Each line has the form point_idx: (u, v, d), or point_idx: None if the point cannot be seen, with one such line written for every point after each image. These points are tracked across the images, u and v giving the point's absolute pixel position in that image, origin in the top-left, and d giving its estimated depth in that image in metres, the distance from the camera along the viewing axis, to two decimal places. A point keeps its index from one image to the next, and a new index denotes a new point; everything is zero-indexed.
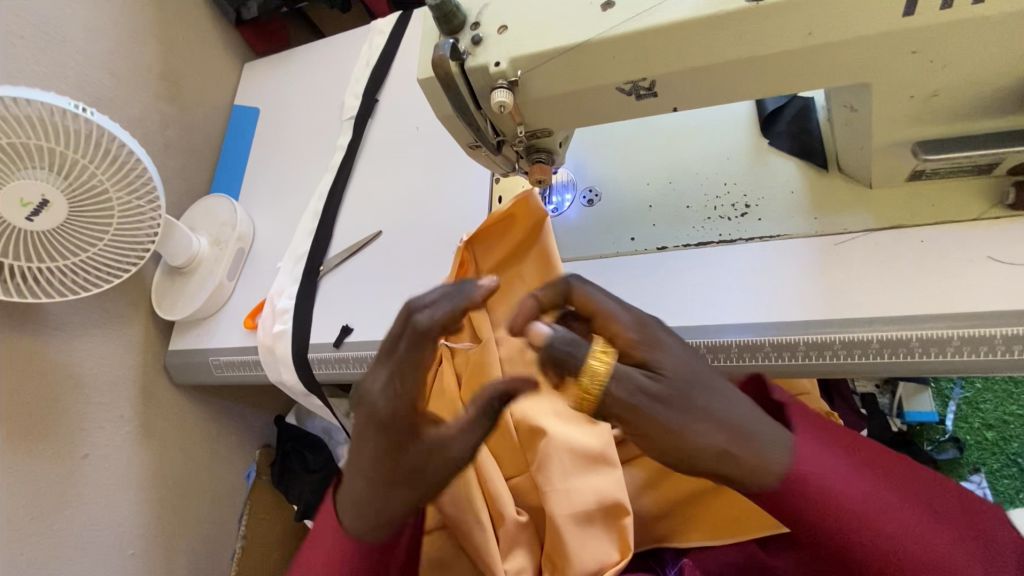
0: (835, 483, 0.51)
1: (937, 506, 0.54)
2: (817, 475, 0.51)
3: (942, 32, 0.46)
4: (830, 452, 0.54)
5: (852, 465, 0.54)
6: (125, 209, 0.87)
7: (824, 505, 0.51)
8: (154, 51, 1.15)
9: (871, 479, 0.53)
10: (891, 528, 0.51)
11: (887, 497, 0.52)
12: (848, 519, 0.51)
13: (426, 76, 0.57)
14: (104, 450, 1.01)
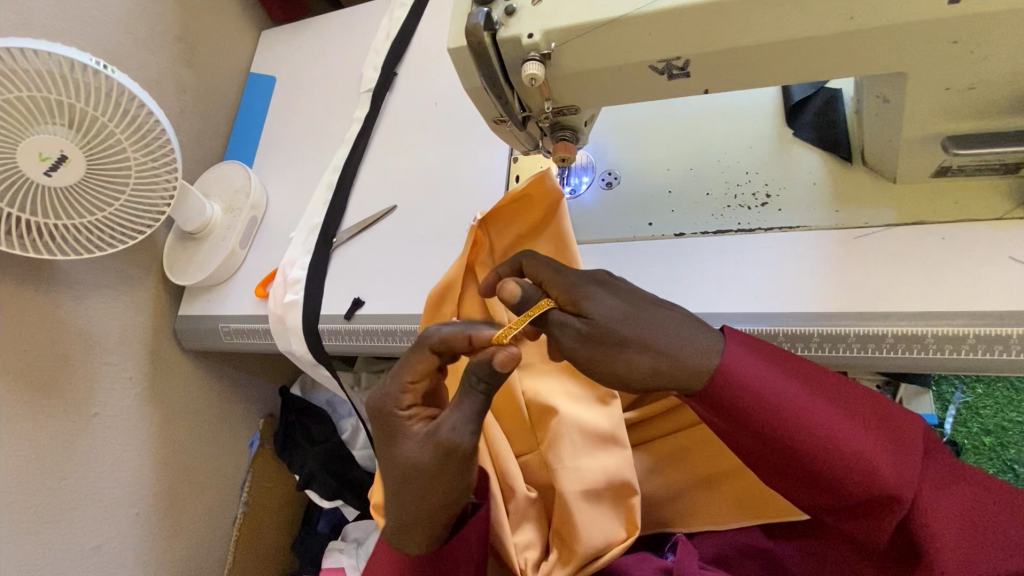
0: (751, 377, 0.51)
1: (863, 411, 0.53)
2: (737, 372, 0.51)
3: (990, 23, 0.45)
4: (760, 362, 0.53)
5: (773, 371, 0.53)
6: (142, 171, 0.87)
7: (743, 397, 0.51)
8: (172, 13, 1.14)
9: (789, 382, 0.53)
10: (800, 422, 0.51)
11: (804, 398, 0.52)
12: (757, 411, 0.51)
13: (457, 45, 0.57)
14: (113, 410, 1.02)
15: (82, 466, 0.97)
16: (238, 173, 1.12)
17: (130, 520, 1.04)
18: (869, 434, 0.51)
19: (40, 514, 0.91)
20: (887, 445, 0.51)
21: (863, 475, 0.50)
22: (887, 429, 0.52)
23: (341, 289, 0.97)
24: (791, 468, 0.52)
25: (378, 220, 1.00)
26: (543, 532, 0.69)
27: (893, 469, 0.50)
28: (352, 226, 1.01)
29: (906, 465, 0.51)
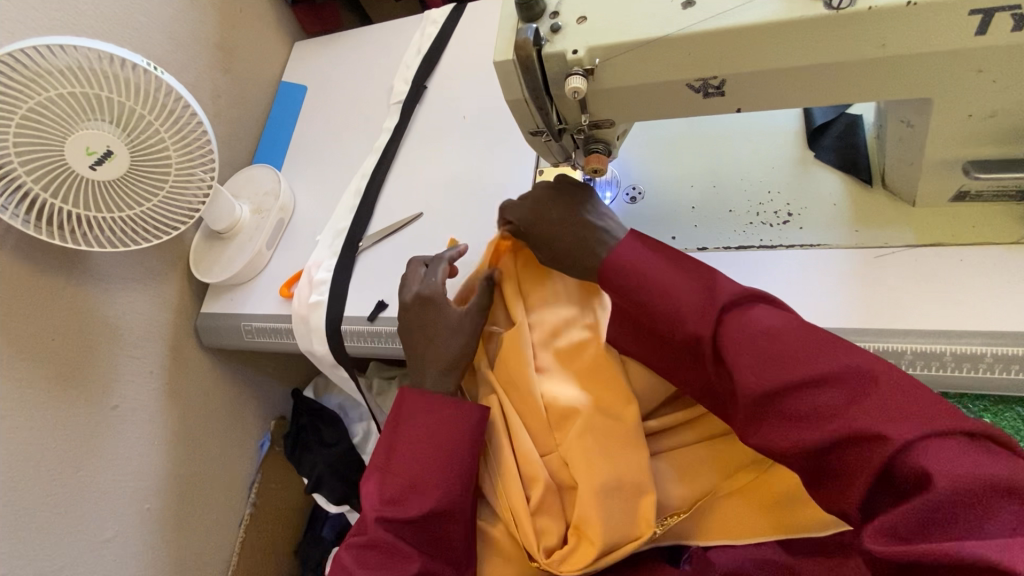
0: (637, 265, 0.65)
1: (799, 347, 0.54)
2: (622, 262, 0.66)
3: (1011, 54, 0.48)
4: (672, 266, 0.64)
5: (675, 273, 0.63)
6: (181, 167, 0.90)
7: (625, 279, 0.65)
8: (213, 22, 1.18)
9: (679, 279, 0.63)
10: (675, 312, 0.61)
11: (704, 308, 0.59)
12: (631, 285, 0.65)
13: (503, 58, 0.60)
14: (133, 404, 1.03)
15: (97, 458, 0.98)
16: (264, 174, 1.15)
17: (141, 515, 1.04)
18: (775, 362, 0.53)
19: (55, 503, 0.92)
20: (787, 378, 0.52)
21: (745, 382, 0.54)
22: (815, 367, 0.52)
23: (364, 291, 0.99)
24: (652, 336, 0.65)
25: (403, 225, 1.02)
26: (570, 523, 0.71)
27: (762, 382, 0.53)
28: (377, 231, 1.04)
29: (808, 400, 0.51)
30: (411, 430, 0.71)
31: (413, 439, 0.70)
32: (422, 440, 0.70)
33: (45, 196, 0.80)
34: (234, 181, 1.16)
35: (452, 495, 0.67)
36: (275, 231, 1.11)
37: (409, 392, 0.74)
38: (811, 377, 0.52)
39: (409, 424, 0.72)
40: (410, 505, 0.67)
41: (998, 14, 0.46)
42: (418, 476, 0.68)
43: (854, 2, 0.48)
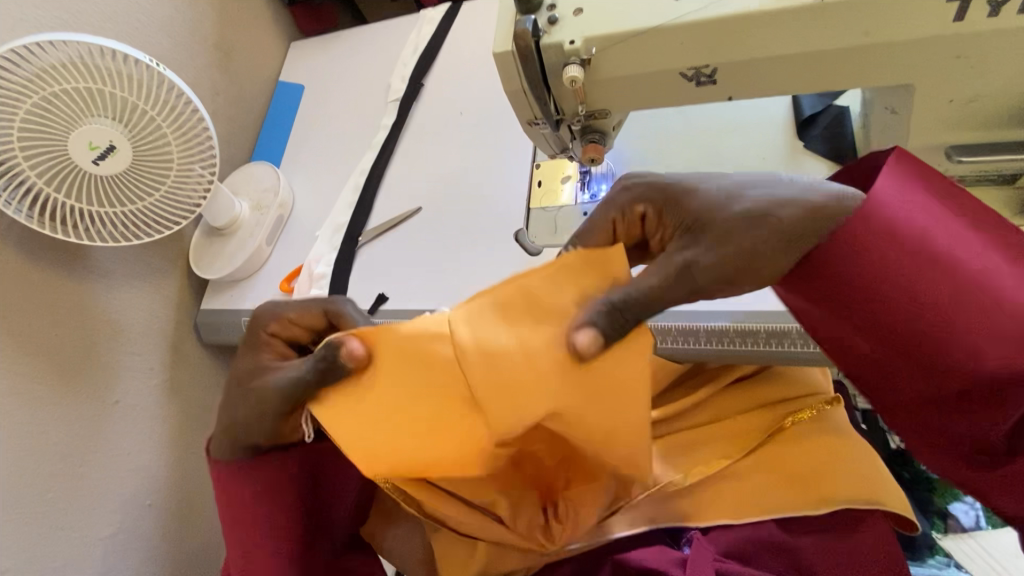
0: (916, 216, 0.47)
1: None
2: (883, 207, 0.47)
3: (988, 38, 0.50)
4: (978, 249, 0.47)
5: (969, 243, 0.47)
6: (182, 164, 0.91)
7: (887, 227, 0.47)
8: (211, 22, 1.19)
9: (973, 251, 0.47)
10: (966, 289, 0.45)
11: (1012, 296, 0.45)
12: (915, 254, 0.46)
13: (502, 49, 0.61)
14: (134, 399, 1.04)
15: (97, 453, 0.98)
16: (262, 171, 1.16)
17: (142, 510, 1.04)
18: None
19: (57, 497, 0.92)
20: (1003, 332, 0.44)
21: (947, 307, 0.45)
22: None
23: (364, 284, 1.01)
24: (876, 304, 0.47)
25: (402, 220, 1.04)
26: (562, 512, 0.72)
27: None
28: (378, 224, 1.06)
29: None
30: (236, 494, 0.57)
31: (226, 508, 0.58)
32: (245, 502, 0.57)
33: (47, 190, 0.81)
34: (234, 179, 1.18)
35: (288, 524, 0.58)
36: (277, 220, 1.12)
37: (218, 471, 0.57)
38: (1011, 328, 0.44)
39: (231, 494, 0.57)
40: (257, 559, 0.58)
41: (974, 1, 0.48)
42: (237, 520, 0.58)
43: None
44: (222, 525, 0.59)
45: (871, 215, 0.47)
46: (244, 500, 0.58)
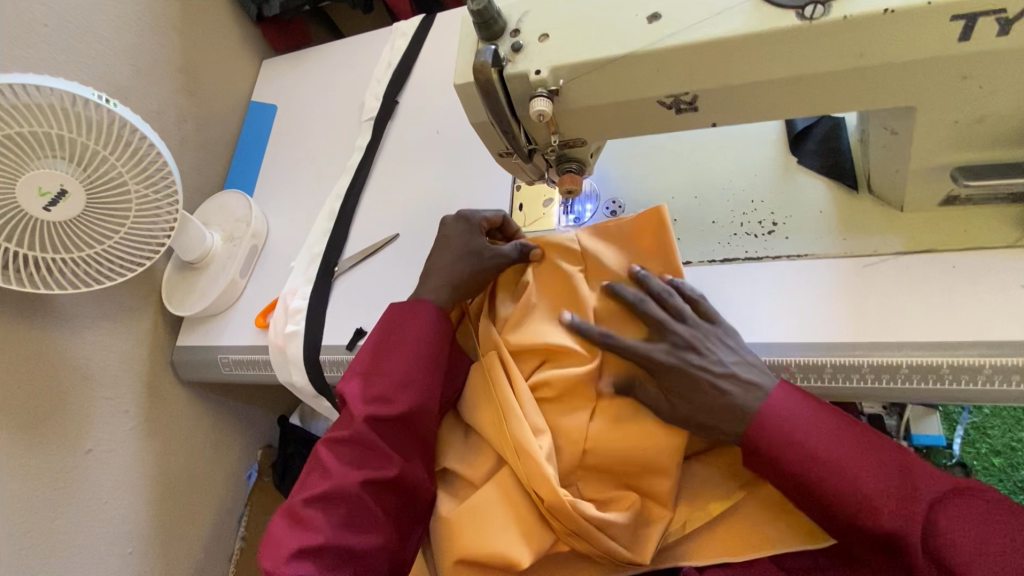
0: (789, 406, 0.61)
1: (988, 539, 0.52)
2: (769, 424, 0.60)
3: (1000, 59, 0.45)
4: (876, 454, 0.57)
5: (864, 451, 0.58)
6: (143, 205, 0.86)
7: (771, 443, 0.60)
8: (174, 44, 1.14)
9: (866, 459, 0.57)
10: (857, 497, 0.56)
11: (895, 501, 0.55)
12: (809, 468, 0.58)
13: (464, 80, 0.57)
14: (108, 446, 1.00)
15: (73, 506, 0.94)
16: (234, 200, 1.12)
17: (125, 560, 1.01)
18: (984, 560, 0.51)
19: (32, 556, 0.88)
20: (912, 509, 0.54)
21: (847, 490, 0.56)
22: (979, 564, 0.51)
23: (342, 317, 0.96)
24: (807, 494, 0.59)
25: (379, 247, 0.99)
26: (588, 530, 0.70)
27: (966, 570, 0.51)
28: (354, 253, 1.00)
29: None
30: (408, 340, 0.70)
31: (372, 357, 0.71)
32: (410, 347, 0.70)
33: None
34: (205, 208, 1.13)
35: (433, 394, 0.69)
36: (251, 250, 1.08)
37: (416, 307, 0.72)
38: (919, 505, 0.54)
39: (406, 339, 0.70)
40: (398, 402, 0.67)
41: (982, 19, 0.43)
42: (408, 375, 0.68)
43: (828, 12, 0.45)
44: (359, 361, 0.71)
45: (757, 434, 0.61)
46: (399, 353, 0.70)
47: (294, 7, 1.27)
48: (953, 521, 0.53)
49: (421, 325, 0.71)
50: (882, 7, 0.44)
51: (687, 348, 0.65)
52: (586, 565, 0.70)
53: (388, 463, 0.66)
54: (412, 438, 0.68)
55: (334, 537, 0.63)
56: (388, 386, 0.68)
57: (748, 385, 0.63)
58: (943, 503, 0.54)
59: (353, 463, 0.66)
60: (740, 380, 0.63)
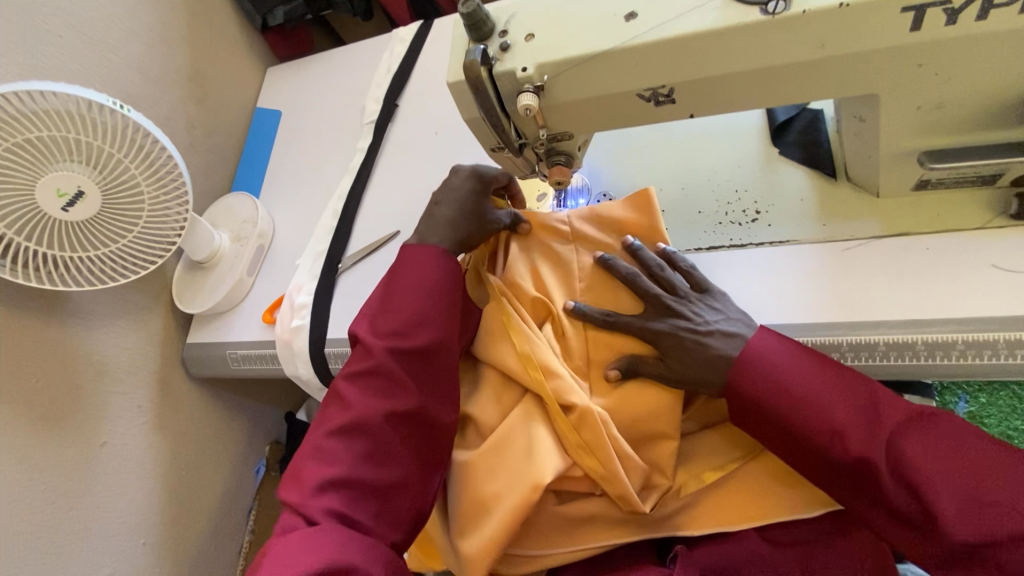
0: (763, 352, 0.66)
1: (954, 460, 0.56)
2: (743, 368, 0.66)
3: (950, 47, 0.48)
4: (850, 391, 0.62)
5: (834, 388, 0.62)
6: (154, 206, 0.91)
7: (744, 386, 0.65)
8: (183, 54, 1.19)
9: (835, 394, 0.62)
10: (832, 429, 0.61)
11: (863, 431, 0.60)
12: (785, 405, 0.63)
13: (456, 79, 0.61)
14: (122, 439, 1.04)
15: (89, 495, 0.98)
16: (240, 202, 1.16)
17: (138, 548, 1.05)
18: (948, 477, 0.56)
19: (51, 542, 0.92)
20: (878, 433, 0.59)
21: (818, 425, 0.61)
22: (946, 482, 0.55)
23: (346, 311, 1.00)
24: (782, 434, 0.64)
25: (381, 244, 1.03)
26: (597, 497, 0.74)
27: (934, 483, 0.55)
28: (358, 250, 1.04)
29: (963, 510, 0.54)
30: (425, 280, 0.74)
31: (387, 299, 0.74)
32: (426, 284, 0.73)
33: (19, 239, 0.81)
34: (213, 210, 1.17)
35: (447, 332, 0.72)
36: (257, 248, 1.12)
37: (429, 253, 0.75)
38: (884, 429, 0.59)
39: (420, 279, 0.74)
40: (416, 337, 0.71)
41: (930, 10, 0.46)
42: (424, 311, 0.71)
43: (789, 7, 0.49)
44: (371, 304, 0.75)
45: (734, 375, 0.66)
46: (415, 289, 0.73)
47: (297, 16, 1.31)
48: (920, 441, 0.58)
49: (426, 262, 0.74)
50: (837, 2, 0.47)
51: (678, 316, 0.72)
52: (589, 530, 0.74)
53: (406, 395, 0.68)
54: (431, 372, 0.70)
55: (354, 468, 0.64)
56: (405, 321, 0.71)
57: (730, 337, 0.69)
58: (908, 426, 0.59)
59: (372, 394, 0.68)
60: (726, 335, 0.69)
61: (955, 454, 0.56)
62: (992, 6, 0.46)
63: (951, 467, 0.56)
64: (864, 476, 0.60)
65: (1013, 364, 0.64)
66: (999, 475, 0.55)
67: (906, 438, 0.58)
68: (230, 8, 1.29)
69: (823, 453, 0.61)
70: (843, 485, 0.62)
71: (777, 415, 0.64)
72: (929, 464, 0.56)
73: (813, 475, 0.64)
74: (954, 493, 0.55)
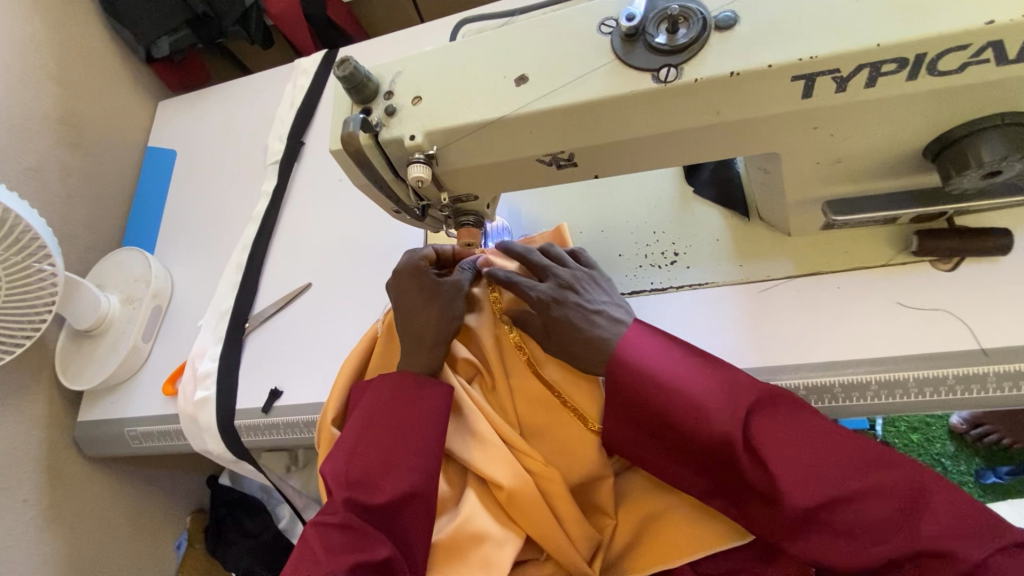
0: (654, 360, 0.63)
1: (842, 453, 0.55)
2: (633, 364, 0.63)
3: (841, 112, 0.47)
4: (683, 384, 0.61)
5: (688, 357, 0.63)
6: (14, 274, 0.80)
7: (636, 382, 0.62)
8: (50, 95, 1.05)
9: (713, 376, 0.61)
10: (717, 438, 0.58)
11: (729, 409, 0.58)
12: (658, 395, 0.61)
13: (337, 148, 0.55)
14: (4, 542, 0.91)
15: None
16: (131, 258, 1.04)
17: None
18: (818, 469, 0.55)
19: None
20: (761, 430, 0.57)
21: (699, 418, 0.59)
22: (865, 473, 0.54)
23: (256, 376, 0.91)
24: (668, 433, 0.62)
25: (292, 297, 0.95)
26: (544, 559, 0.72)
27: (807, 493, 0.54)
28: (268, 307, 0.95)
29: (807, 483, 0.55)
30: (379, 422, 0.68)
31: (429, 420, 0.68)
32: (403, 427, 0.67)
33: None
34: (100, 270, 1.05)
35: (424, 478, 0.66)
36: (151, 307, 1.00)
37: (405, 381, 0.69)
38: (779, 438, 0.57)
39: (416, 416, 0.68)
40: (384, 487, 0.65)
41: (820, 78, 0.44)
42: (395, 460, 0.66)
43: (681, 75, 0.46)
44: (373, 445, 0.67)
45: (618, 370, 0.63)
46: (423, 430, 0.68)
47: (186, 45, 1.19)
48: (836, 455, 0.55)
49: (406, 385, 0.69)
50: (728, 70, 0.45)
51: (568, 287, 0.69)
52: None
53: (379, 544, 0.63)
54: (396, 518, 0.65)
55: None
56: (377, 470, 0.66)
57: (616, 321, 0.67)
58: (819, 436, 0.56)
59: (340, 551, 0.63)
60: (612, 319, 0.67)
61: (849, 446, 0.55)
62: (879, 74, 0.44)
63: (827, 466, 0.55)
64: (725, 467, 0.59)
65: (920, 401, 0.65)
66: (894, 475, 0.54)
67: (813, 432, 0.56)
68: (107, 41, 1.16)
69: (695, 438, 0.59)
70: (712, 467, 0.61)
71: (655, 401, 0.61)
72: (816, 458, 0.55)
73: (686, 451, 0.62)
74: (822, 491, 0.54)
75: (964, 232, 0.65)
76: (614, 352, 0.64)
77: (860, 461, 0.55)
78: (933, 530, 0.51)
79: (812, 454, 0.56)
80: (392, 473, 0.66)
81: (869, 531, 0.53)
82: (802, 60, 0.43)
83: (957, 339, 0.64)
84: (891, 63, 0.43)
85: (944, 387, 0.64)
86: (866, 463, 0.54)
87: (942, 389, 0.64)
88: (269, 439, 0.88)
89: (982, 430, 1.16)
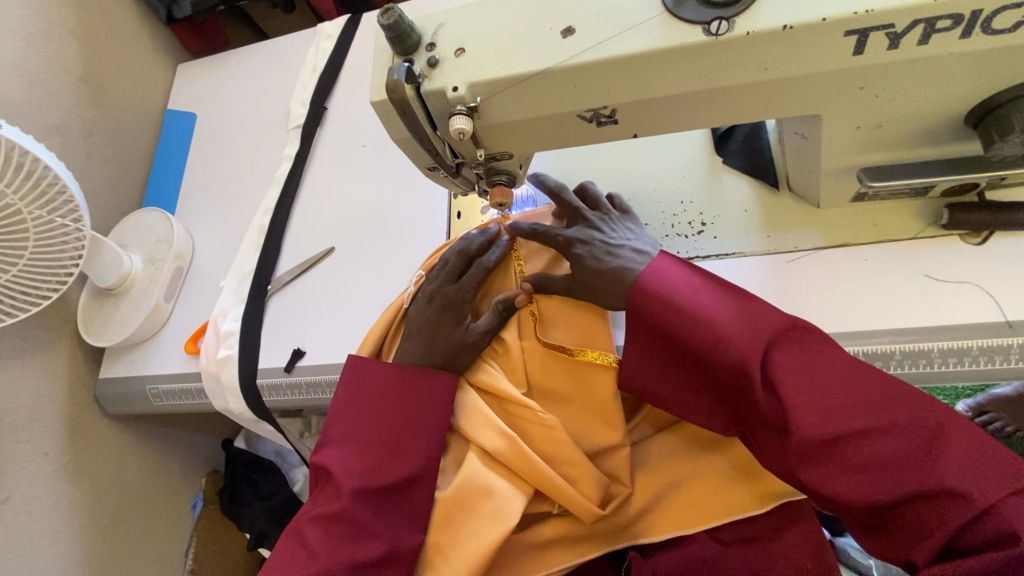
0: (674, 290, 0.63)
1: (865, 387, 0.54)
2: (654, 292, 0.63)
3: (890, 70, 0.47)
4: (701, 312, 0.61)
5: (711, 289, 0.63)
6: (42, 228, 0.81)
7: (657, 308, 0.62)
8: (72, 53, 1.05)
9: (734, 308, 0.60)
10: (733, 363, 0.57)
11: (748, 336, 0.57)
12: (675, 322, 0.61)
13: (379, 98, 0.55)
14: (28, 493, 0.93)
15: None
16: (152, 220, 1.04)
17: None
18: (838, 399, 0.54)
19: None
20: (780, 361, 0.57)
21: (715, 344, 0.59)
22: (882, 408, 0.53)
23: (277, 337, 0.92)
24: (685, 359, 0.63)
25: (315, 260, 0.95)
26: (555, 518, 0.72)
27: (822, 422, 0.53)
28: (289, 270, 0.96)
29: (824, 412, 0.53)
30: (381, 411, 0.70)
31: (430, 410, 0.70)
32: (402, 412, 0.69)
33: None
34: (122, 229, 1.05)
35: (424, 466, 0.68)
36: (172, 269, 1.01)
37: (408, 371, 0.71)
38: (799, 368, 0.56)
39: (418, 407, 0.70)
40: (384, 475, 0.66)
41: (873, 34, 0.44)
42: (395, 448, 0.68)
43: (732, 27, 0.45)
44: (375, 433, 0.69)
45: (638, 298, 0.63)
46: (423, 418, 0.69)
47: (207, 7, 1.17)
48: (858, 387, 0.54)
49: (408, 379, 0.71)
50: (781, 24, 0.44)
51: (592, 227, 0.71)
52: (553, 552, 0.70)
53: (378, 536, 0.64)
54: (395, 509, 0.66)
55: None
56: (378, 458, 0.67)
57: (641, 253, 0.68)
58: (842, 368, 0.55)
59: (338, 542, 0.63)
60: (636, 250, 0.68)
61: (871, 379, 0.54)
62: (933, 31, 0.44)
63: (848, 396, 0.54)
64: (739, 395, 0.60)
65: (943, 370, 0.65)
66: (916, 412, 0.52)
67: (836, 362, 0.56)
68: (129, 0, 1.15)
69: (709, 363, 0.60)
70: (727, 392, 0.62)
71: (670, 325, 0.62)
72: (837, 388, 0.54)
73: (701, 375, 0.63)
74: (840, 422, 0.53)
75: (995, 205, 0.66)
76: (636, 277, 0.65)
77: (881, 395, 0.53)
78: (950, 470, 0.49)
79: (832, 382, 0.55)
80: (391, 463, 0.67)
81: (883, 468, 0.51)
82: (857, 14, 0.43)
83: (983, 310, 0.64)
84: (946, 19, 0.43)
85: (967, 358, 0.64)
86: (888, 399, 0.53)
87: (966, 360, 0.64)
88: (292, 399, 0.90)
89: (986, 417, 1.15)
